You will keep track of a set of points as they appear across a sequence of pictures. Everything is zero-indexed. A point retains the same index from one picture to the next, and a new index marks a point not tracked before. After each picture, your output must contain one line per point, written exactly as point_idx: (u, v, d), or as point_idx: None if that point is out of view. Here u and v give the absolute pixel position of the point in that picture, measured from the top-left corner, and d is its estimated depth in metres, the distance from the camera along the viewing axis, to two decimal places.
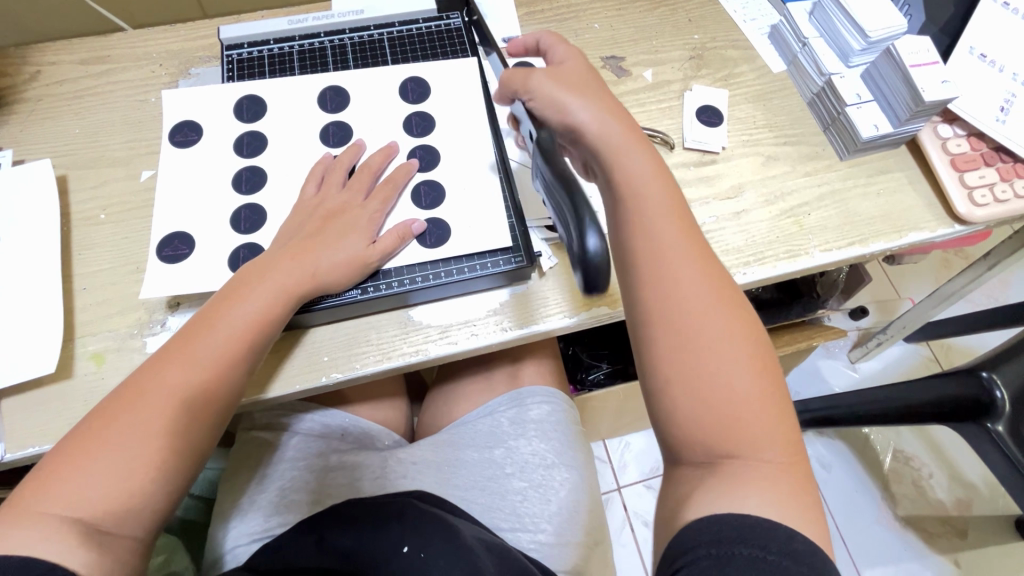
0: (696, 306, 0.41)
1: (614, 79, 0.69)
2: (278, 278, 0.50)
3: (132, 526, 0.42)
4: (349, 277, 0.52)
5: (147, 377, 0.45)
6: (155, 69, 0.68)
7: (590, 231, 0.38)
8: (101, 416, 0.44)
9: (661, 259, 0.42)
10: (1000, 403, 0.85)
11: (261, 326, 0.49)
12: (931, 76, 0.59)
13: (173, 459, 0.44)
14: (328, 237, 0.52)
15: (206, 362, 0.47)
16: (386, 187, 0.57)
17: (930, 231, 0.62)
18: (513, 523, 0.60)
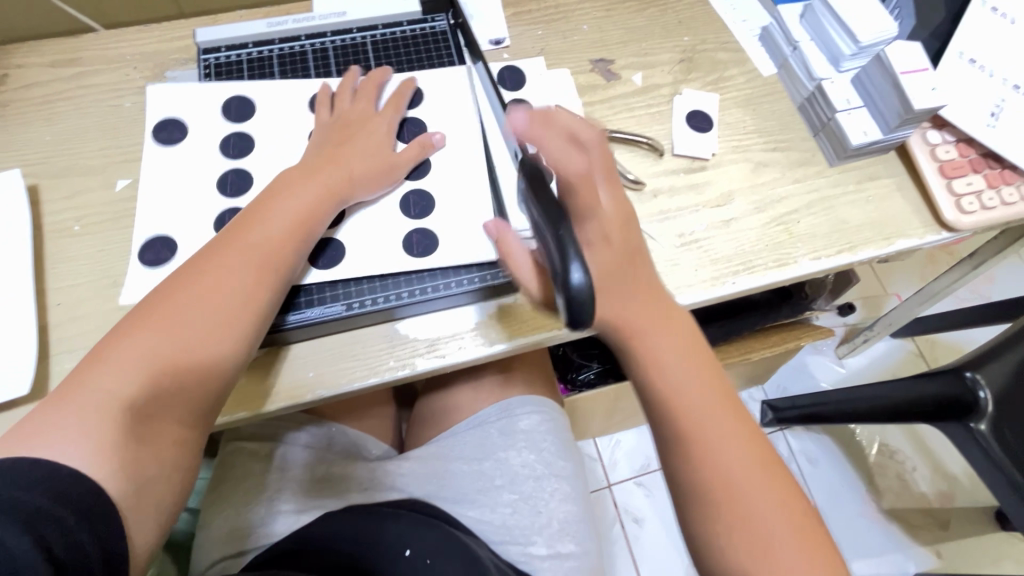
0: (730, 463, 0.44)
1: (603, 83, 0.68)
2: (302, 191, 0.53)
3: (163, 433, 0.44)
4: (376, 183, 0.56)
5: (181, 282, 0.48)
6: (129, 72, 0.65)
7: (574, 264, 0.37)
8: (128, 326, 0.45)
9: (692, 419, 0.44)
10: (983, 403, 0.86)
11: (285, 240, 0.51)
12: (920, 84, 0.59)
13: (200, 364, 0.46)
14: (355, 145, 0.56)
15: (230, 272, 0.48)
16: (398, 98, 0.61)
17: (919, 238, 0.62)
18: (505, 535, 0.61)
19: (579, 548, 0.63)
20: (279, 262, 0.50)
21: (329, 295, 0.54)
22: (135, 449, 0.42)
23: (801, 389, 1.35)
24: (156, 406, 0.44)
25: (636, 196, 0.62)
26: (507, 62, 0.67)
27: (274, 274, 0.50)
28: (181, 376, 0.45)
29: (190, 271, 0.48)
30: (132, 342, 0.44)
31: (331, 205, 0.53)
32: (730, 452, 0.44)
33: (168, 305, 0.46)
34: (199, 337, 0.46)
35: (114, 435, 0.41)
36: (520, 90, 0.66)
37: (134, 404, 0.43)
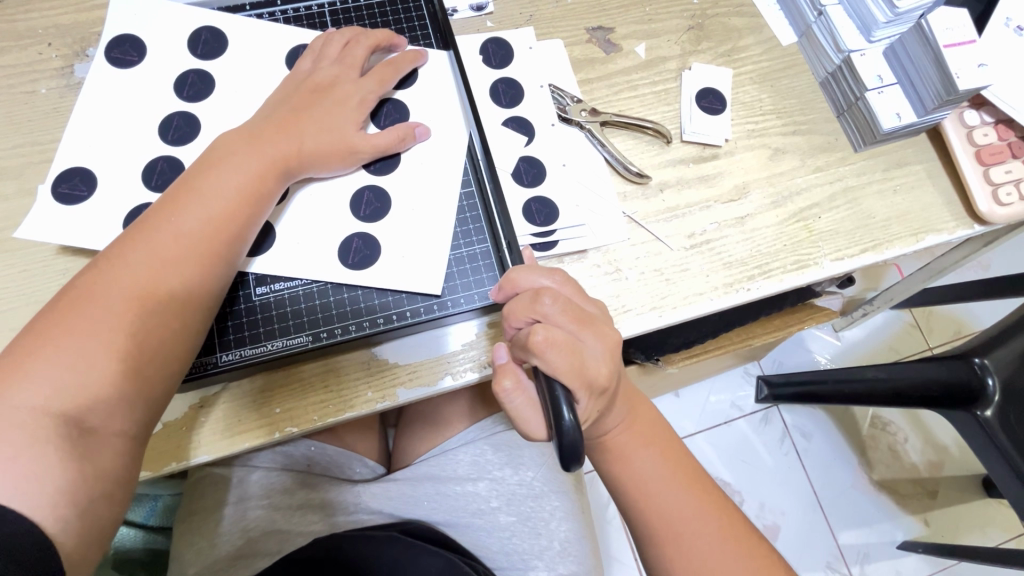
0: (694, 531, 0.43)
1: (601, 56, 0.59)
2: (244, 162, 0.45)
3: (103, 456, 0.37)
4: (331, 163, 0.48)
5: (105, 269, 0.40)
6: (43, 50, 0.55)
7: (565, 406, 0.38)
8: (49, 322, 0.38)
9: (652, 496, 0.44)
10: (991, 391, 0.84)
11: (226, 220, 0.43)
12: (966, 59, 0.52)
13: (142, 360, 0.39)
14: (317, 113, 0.48)
15: (170, 256, 0.41)
16: (389, 67, 0.52)
17: (949, 234, 0.57)
18: (503, 561, 0.58)
19: (583, 568, 0.60)
20: (225, 248, 0.43)
21: (291, 324, 0.47)
22: (80, 467, 0.36)
23: (797, 365, 1.33)
24: (99, 413, 0.37)
25: (641, 191, 0.55)
26: (490, 32, 0.58)
27: (221, 259, 0.43)
28: (126, 379, 0.39)
29: (118, 253, 0.41)
30: (58, 343, 0.38)
31: (280, 178, 0.46)
32: (714, 554, 0.43)
33: (96, 299, 0.39)
34: (142, 332, 0.40)
35: (53, 450, 0.35)
36: (507, 66, 0.57)
37: (74, 413, 0.37)
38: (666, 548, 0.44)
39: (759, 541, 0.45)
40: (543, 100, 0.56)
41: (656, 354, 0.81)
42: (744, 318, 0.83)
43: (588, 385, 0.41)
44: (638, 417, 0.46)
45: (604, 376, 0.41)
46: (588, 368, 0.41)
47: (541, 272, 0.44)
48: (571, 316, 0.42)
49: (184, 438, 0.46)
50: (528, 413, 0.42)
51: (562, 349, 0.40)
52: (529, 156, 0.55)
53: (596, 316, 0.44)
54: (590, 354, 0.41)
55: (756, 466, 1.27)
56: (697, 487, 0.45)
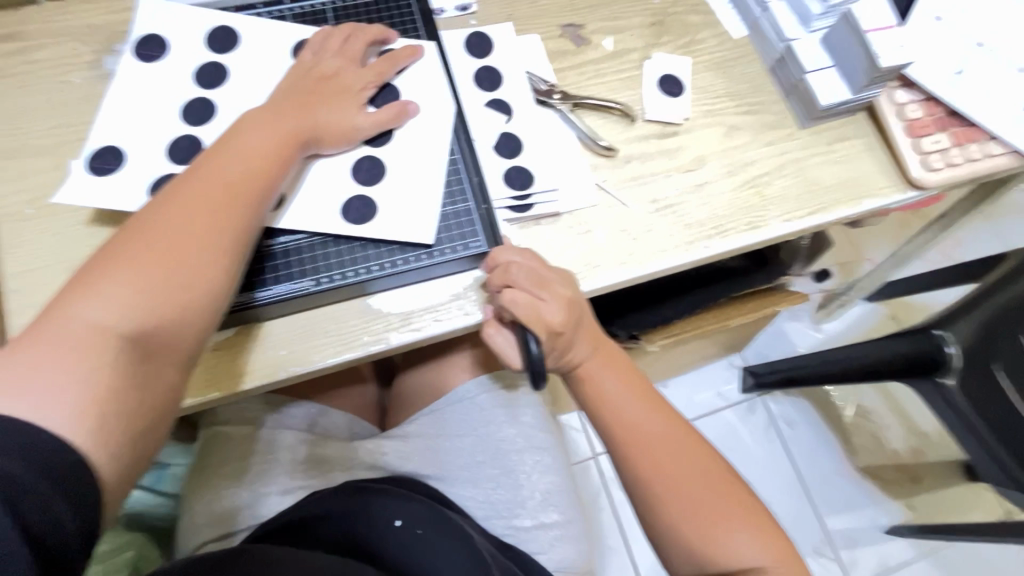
0: (652, 440, 0.52)
1: (573, 48, 0.67)
2: (272, 130, 0.50)
3: (156, 385, 0.42)
4: (341, 141, 0.55)
5: (154, 215, 0.45)
6: (76, 46, 0.62)
7: (532, 339, 0.50)
8: (103, 261, 0.43)
9: (616, 416, 0.53)
10: (951, 359, 0.89)
11: (260, 175, 0.49)
12: (889, 41, 0.59)
13: (191, 291, 0.44)
14: (326, 99, 0.54)
15: (212, 206, 0.46)
16: (386, 62, 0.58)
17: (887, 198, 0.63)
18: (488, 511, 0.63)
19: (563, 517, 0.65)
20: (258, 204, 0.48)
21: (296, 270, 0.53)
22: (133, 388, 0.40)
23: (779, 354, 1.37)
24: (153, 345, 0.42)
25: (609, 163, 0.62)
26: (474, 28, 0.65)
27: (256, 206, 0.48)
28: (179, 313, 0.43)
29: (164, 204, 0.46)
30: (117, 278, 0.42)
31: (302, 145, 0.52)
32: (670, 458, 0.52)
33: (149, 242, 0.44)
34: (191, 264, 0.44)
35: (115, 373, 0.40)
36: (488, 56, 0.64)
37: (133, 343, 0.41)
38: (636, 458, 0.52)
39: (711, 450, 0.54)
40: (520, 85, 0.63)
41: (636, 331, 0.87)
42: (717, 296, 0.89)
43: (547, 332, 0.50)
44: (603, 351, 0.55)
45: (562, 324, 0.50)
46: (547, 318, 0.50)
47: (512, 250, 0.52)
48: (531, 281, 0.50)
49: (196, 380, 0.51)
50: (508, 353, 0.55)
51: (524, 304, 0.50)
52: (509, 132, 0.61)
53: (556, 276, 0.52)
54: (548, 309, 0.50)
55: (742, 454, 1.31)
56: (651, 405, 0.54)
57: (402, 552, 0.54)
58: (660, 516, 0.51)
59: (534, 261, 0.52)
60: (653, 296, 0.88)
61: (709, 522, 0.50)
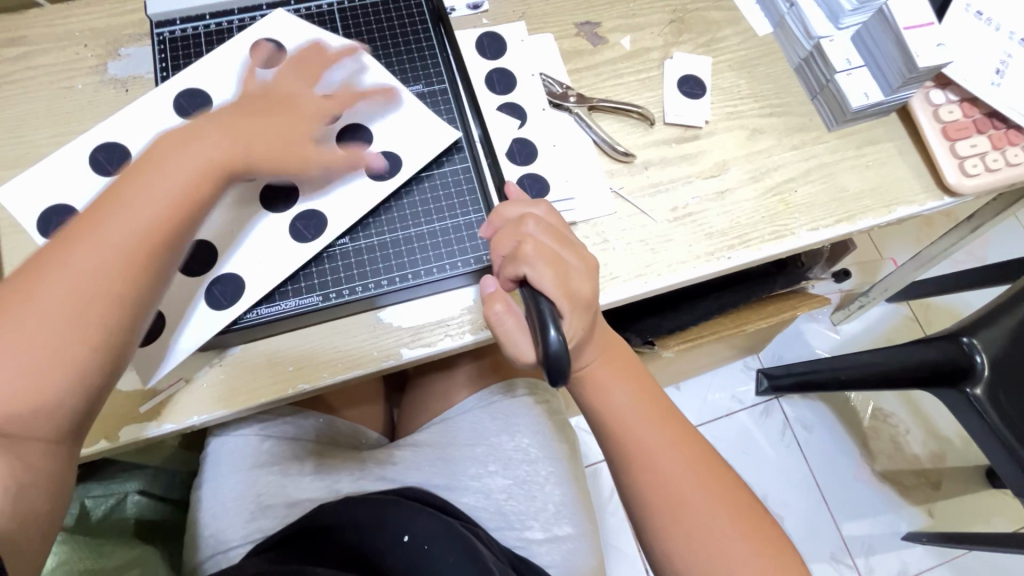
0: (663, 460, 0.50)
1: (589, 48, 0.64)
2: (185, 163, 0.45)
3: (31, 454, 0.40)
4: (274, 154, 0.49)
5: (41, 265, 0.41)
6: (79, 51, 0.60)
7: (553, 328, 0.42)
8: None
9: (625, 430, 0.50)
10: (979, 368, 0.85)
11: (163, 220, 0.44)
12: (925, 39, 0.56)
13: (65, 357, 0.41)
14: (260, 113, 0.49)
15: (99, 261, 0.42)
16: (316, 64, 0.55)
17: (919, 205, 0.60)
18: (500, 522, 0.61)
19: (577, 531, 0.63)
20: (160, 252, 0.44)
21: (304, 285, 0.51)
22: (1, 462, 0.39)
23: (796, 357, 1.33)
24: (17, 422, 0.40)
25: (626, 169, 0.59)
26: (486, 27, 0.63)
27: (153, 258, 0.43)
28: (57, 382, 0.40)
29: (60, 252, 0.42)
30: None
31: (219, 181, 0.46)
32: (679, 481, 0.49)
33: (28, 300, 0.40)
34: (69, 328, 0.41)
35: None
36: (501, 57, 0.62)
37: (3, 418, 0.39)
38: (642, 471, 0.50)
39: (724, 468, 0.51)
40: (534, 87, 0.61)
41: (651, 337, 0.83)
42: (737, 302, 0.85)
43: (572, 299, 0.46)
44: (614, 355, 0.53)
45: (586, 292, 0.47)
46: (573, 282, 0.46)
47: (527, 204, 0.50)
48: (552, 237, 0.48)
49: (204, 395, 0.50)
50: (517, 335, 0.47)
51: (548, 262, 0.46)
52: (522, 138, 0.59)
53: (576, 240, 0.50)
54: (573, 272, 0.47)
55: (759, 457, 1.28)
56: (664, 420, 0.51)
57: (408, 565, 0.53)
58: (666, 532, 0.49)
59: (554, 222, 0.50)
60: (670, 301, 0.86)
61: (715, 543, 0.47)
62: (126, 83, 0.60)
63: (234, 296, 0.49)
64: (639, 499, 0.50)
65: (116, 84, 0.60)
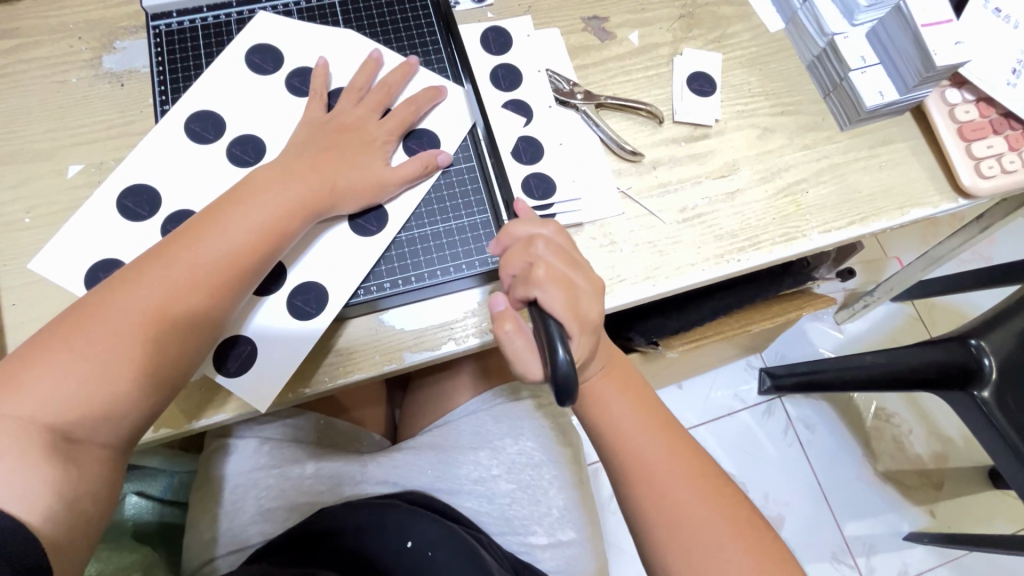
0: (662, 473, 0.49)
1: (596, 43, 0.62)
2: (280, 199, 0.48)
3: (92, 458, 0.41)
4: (358, 200, 0.51)
5: (131, 276, 0.44)
6: (73, 43, 0.59)
7: (561, 347, 0.41)
8: (69, 327, 0.42)
9: (624, 443, 0.50)
10: (988, 371, 0.83)
11: (253, 247, 0.46)
12: (944, 37, 0.54)
13: (141, 369, 0.42)
14: (345, 154, 0.51)
15: (183, 282, 0.44)
16: (409, 107, 0.55)
17: (933, 207, 0.59)
18: (503, 527, 0.60)
19: (580, 536, 0.62)
20: (238, 283, 0.46)
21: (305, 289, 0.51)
22: (62, 468, 0.39)
23: (799, 356, 1.32)
24: (85, 427, 0.41)
25: (635, 169, 0.58)
26: (491, 22, 0.61)
27: (235, 285, 0.46)
28: (127, 393, 0.42)
29: (147, 267, 0.44)
30: (70, 347, 0.41)
31: (307, 218, 0.49)
32: (679, 492, 0.49)
33: (114, 311, 0.42)
34: (148, 342, 0.43)
35: (38, 457, 0.38)
36: (507, 53, 0.60)
37: (68, 421, 0.40)
38: (643, 486, 0.49)
39: (724, 482, 0.51)
40: (540, 84, 0.59)
41: (656, 338, 0.82)
42: (742, 302, 0.84)
43: (581, 321, 0.45)
44: (615, 371, 0.53)
45: (595, 315, 0.46)
46: (581, 303, 0.46)
47: (534, 224, 0.49)
48: (562, 259, 0.47)
49: (205, 399, 0.49)
50: (526, 355, 0.46)
51: (559, 284, 0.45)
52: (528, 136, 0.58)
53: (583, 260, 0.49)
54: (582, 294, 0.46)
55: (761, 457, 1.27)
56: (663, 433, 0.51)
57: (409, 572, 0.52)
58: (666, 548, 0.48)
59: (563, 243, 0.49)
60: (675, 302, 0.84)
61: (717, 558, 0.47)
62: (121, 77, 0.58)
63: (321, 303, 0.50)
64: (639, 511, 0.49)
65: (111, 78, 0.58)
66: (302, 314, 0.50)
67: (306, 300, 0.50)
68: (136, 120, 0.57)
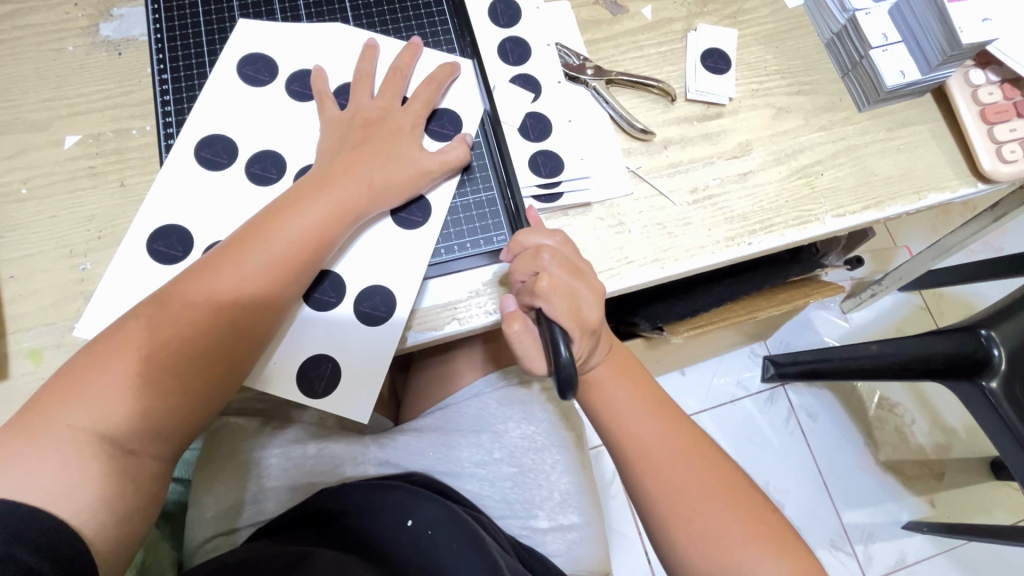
0: (660, 453, 0.49)
1: (608, 17, 0.60)
2: (319, 206, 0.47)
3: (142, 475, 0.43)
4: (397, 197, 0.50)
5: (178, 290, 0.45)
6: (69, 10, 0.57)
7: (562, 345, 0.44)
8: (118, 341, 0.43)
9: (623, 424, 0.50)
10: (997, 361, 0.81)
11: (292, 256, 0.46)
12: (971, 14, 0.52)
13: (193, 383, 0.44)
14: (383, 152, 0.50)
15: (223, 294, 0.45)
16: (431, 85, 0.54)
17: (952, 192, 0.57)
18: (504, 510, 0.60)
19: (583, 519, 0.62)
20: (279, 292, 0.46)
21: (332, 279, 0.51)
22: (117, 482, 0.41)
23: (804, 344, 1.31)
24: (135, 439, 0.42)
25: (645, 148, 0.56)
26: None
27: (279, 294, 0.46)
28: (181, 405, 0.44)
29: (190, 281, 0.45)
30: (120, 358, 0.42)
31: (348, 222, 0.48)
32: (675, 469, 0.48)
33: (160, 323, 0.43)
34: (196, 357, 0.44)
35: (96, 469, 0.40)
36: (515, 26, 0.58)
37: (114, 435, 0.41)
38: (641, 465, 0.49)
39: (722, 456, 0.50)
40: (550, 58, 0.58)
41: (661, 323, 0.81)
42: (749, 288, 0.83)
43: (582, 326, 0.47)
44: (617, 359, 0.53)
45: (596, 319, 0.48)
46: (584, 313, 0.47)
47: (543, 232, 0.49)
48: (566, 269, 0.47)
49: None
50: (533, 352, 0.49)
51: (561, 294, 0.46)
52: (536, 112, 0.56)
53: (588, 266, 0.49)
54: (584, 301, 0.47)
55: (763, 445, 1.26)
56: (660, 414, 0.51)
57: (410, 550, 0.53)
58: (665, 519, 0.48)
59: (568, 249, 0.49)
60: (682, 286, 0.83)
61: (717, 528, 0.46)
62: (119, 46, 0.56)
63: (390, 305, 0.50)
64: (639, 490, 0.49)
65: (108, 47, 0.56)
66: (369, 319, 0.50)
67: (374, 305, 0.50)
68: (133, 91, 0.55)
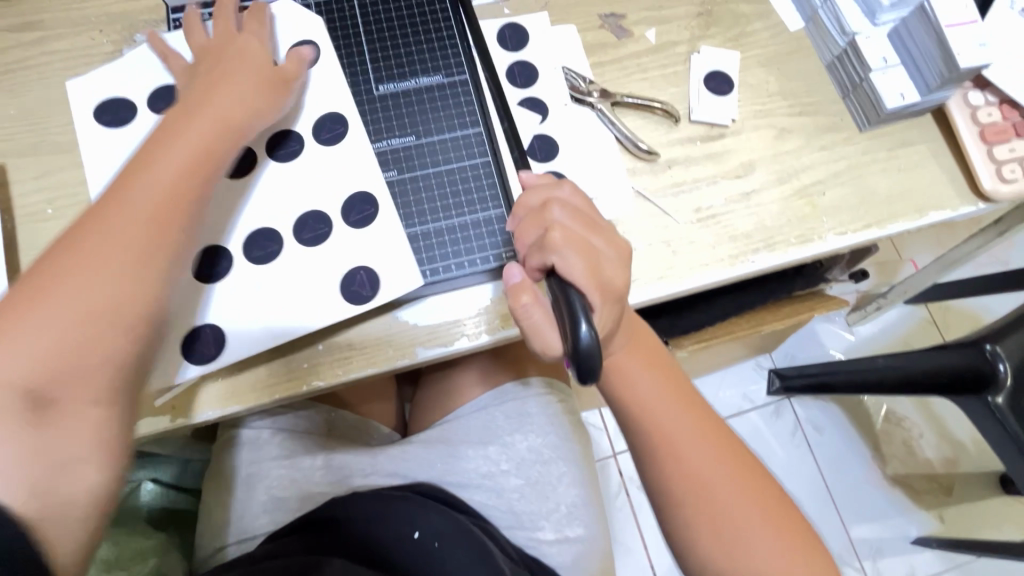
0: (687, 452, 0.50)
1: (613, 41, 0.62)
2: (180, 141, 0.46)
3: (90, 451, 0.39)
4: (257, 112, 0.50)
5: (84, 232, 0.42)
6: (95, 36, 0.59)
7: (583, 322, 0.40)
8: (27, 296, 0.39)
9: (651, 418, 0.50)
10: (1002, 376, 0.81)
11: (194, 180, 0.45)
12: (967, 38, 0.54)
13: (117, 321, 0.41)
14: (220, 80, 0.49)
15: (140, 225, 0.43)
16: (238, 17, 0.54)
17: (952, 210, 0.58)
18: (511, 521, 0.61)
19: (588, 532, 0.63)
20: (190, 210, 0.45)
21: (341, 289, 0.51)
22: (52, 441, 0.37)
23: (809, 357, 1.31)
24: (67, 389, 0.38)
25: (650, 168, 0.58)
26: (508, 18, 0.61)
27: (191, 217, 0.45)
28: (113, 348, 0.41)
29: (93, 222, 0.42)
30: (30, 308, 0.39)
31: (233, 142, 0.48)
32: (702, 468, 0.49)
33: (69, 267, 0.40)
34: (119, 293, 0.41)
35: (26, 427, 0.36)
36: (523, 50, 0.60)
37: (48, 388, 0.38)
38: (667, 463, 0.50)
39: (748, 456, 0.52)
40: (556, 81, 0.59)
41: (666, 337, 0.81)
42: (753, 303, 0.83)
43: (604, 288, 0.45)
44: (637, 341, 0.52)
45: (617, 281, 0.46)
46: (603, 270, 0.46)
47: (552, 189, 0.49)
48: (577, 220, 0.47)
49: (224, 392, 0.51)
50: (545, 328, 0.45)
51: (576, 247, 0.45)
52: (544, 134, 0.58)
53: (604, 222, 0.49)
54: (602, 260, 0.46)
55: (769, 459, 1.26)
56: (688, 410, 0.51)
57: (418, 559, 0.53)
58: (688, 520, 0.49)
59: (581, 204, 0.48)
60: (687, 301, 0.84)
61: (740, 529, 0.48)
62: None
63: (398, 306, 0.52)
64: (661, 487, 0.50)
65: None
66: None
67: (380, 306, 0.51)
68: None
